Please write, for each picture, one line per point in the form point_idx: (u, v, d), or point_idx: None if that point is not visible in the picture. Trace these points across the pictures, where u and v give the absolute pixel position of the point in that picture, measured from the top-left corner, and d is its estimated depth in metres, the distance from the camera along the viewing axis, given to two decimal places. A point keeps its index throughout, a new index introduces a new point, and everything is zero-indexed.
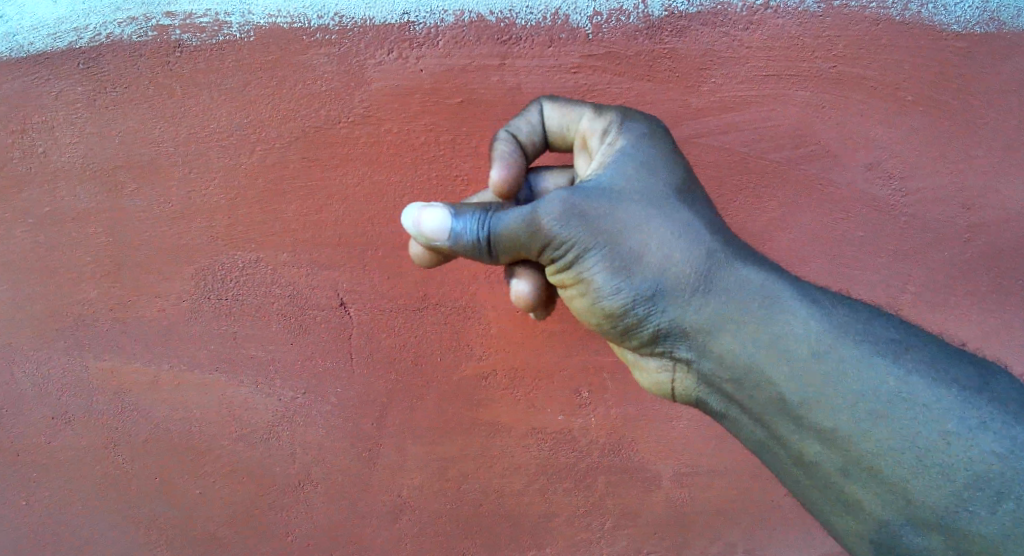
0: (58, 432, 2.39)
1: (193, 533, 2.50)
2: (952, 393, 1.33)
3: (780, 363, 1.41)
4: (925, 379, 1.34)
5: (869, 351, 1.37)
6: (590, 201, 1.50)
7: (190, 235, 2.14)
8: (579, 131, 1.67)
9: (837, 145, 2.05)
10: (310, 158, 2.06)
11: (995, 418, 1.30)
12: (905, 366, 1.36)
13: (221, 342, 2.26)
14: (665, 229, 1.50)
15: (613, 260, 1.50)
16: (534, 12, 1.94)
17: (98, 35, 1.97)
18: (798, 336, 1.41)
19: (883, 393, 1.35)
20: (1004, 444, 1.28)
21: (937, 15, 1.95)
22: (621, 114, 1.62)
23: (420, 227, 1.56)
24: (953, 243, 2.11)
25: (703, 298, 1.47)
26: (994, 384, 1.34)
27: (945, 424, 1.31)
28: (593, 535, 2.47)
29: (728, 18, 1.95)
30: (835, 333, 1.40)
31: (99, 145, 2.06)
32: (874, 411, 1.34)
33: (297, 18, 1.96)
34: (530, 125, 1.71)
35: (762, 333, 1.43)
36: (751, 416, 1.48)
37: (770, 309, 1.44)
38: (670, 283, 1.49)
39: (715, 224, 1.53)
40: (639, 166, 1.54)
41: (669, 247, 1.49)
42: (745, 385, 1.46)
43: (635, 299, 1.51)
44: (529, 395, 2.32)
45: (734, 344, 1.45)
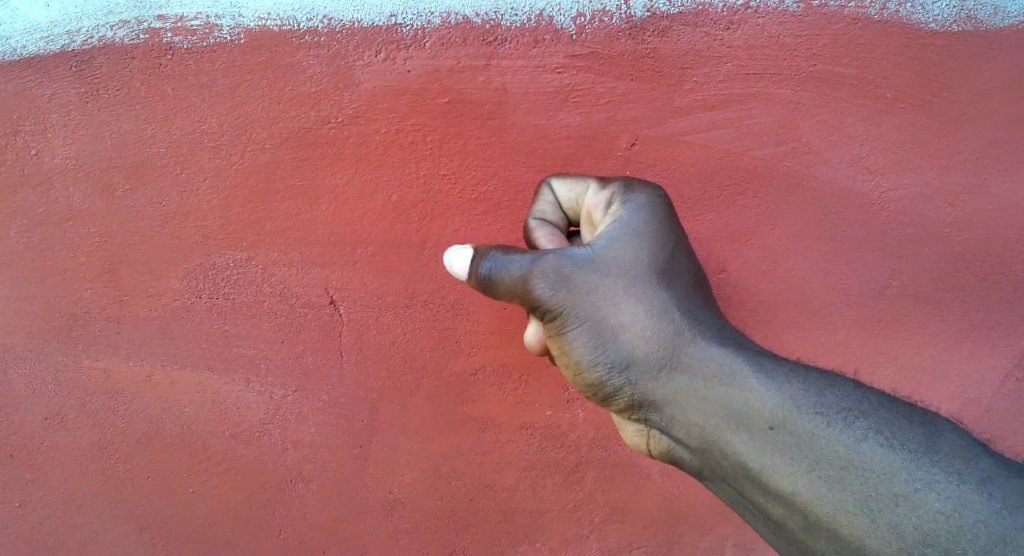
0: (53, 431, 2.42)
1: (188, 531, 2.53)
2: (898, 456, 1.32)
3: (739, 433, 1.43)
4: (874, 444, 1.34)
5: (822, 421, 1.38)
6: (579, 269, 1.54)
7: (183, 234, 2.18)
8: (585, 206, 1.68)
9: (819, 142, 2.09)
10: (300, 158, 2.09)
11: (941, 478, 1.29)
12: (856, 434, 1.36)
13: (213, 341, 2.29)
14: (640, 301, 1.53)
15: (590, 329, 1.53)
16: (519, 14, 1.98)
17: (91, 38, 2.00)
18: (756, 408, 1.42)
19: (835, 461, 1.35)
20: (949, 501, 1.27)
21: (915, 14, 2.00)
22: (623, 186, 1.63)
23: (452, 266, 1.59)
24: (935, 237, 2.15)
25: (672, 371, 1.50)
26: (942, 442, 1.33)
27: (895, 486, 1.30)
28: (584, 529, 2.51)
29: (708, 19, 1.99)
30: (789, 404, 1.41)
31: (93, 147, 2.09)
32: (827, 477, 1.35)
33: (286, 20, 1.99)
34: (550, 206, 1.72)
35: (724, 406, 1.45)
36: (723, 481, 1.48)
37: (730, 381, 1.46)
38: (643, 358, 1.52)
39: (688, 297, 1.56)
40: (631, 238, 1.56)
41: (642, 319, 1.52)
42: (712, 455, 1.47)
43: (611, 369, 1.54)
44: (518, 390, 2.35)
45: (701, 415, 1.47)
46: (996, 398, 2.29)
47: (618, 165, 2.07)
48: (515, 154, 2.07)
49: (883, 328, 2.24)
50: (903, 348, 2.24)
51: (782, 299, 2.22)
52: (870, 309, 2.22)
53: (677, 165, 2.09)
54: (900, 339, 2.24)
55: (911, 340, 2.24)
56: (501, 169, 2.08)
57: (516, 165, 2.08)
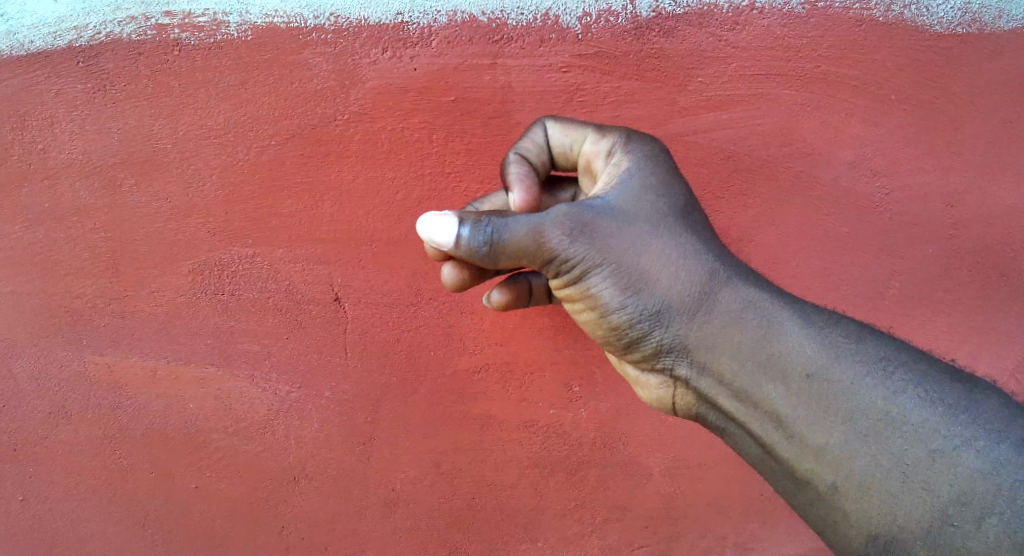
0: (56, 426, 2.43)
1: (190, 526, 2.54)
2: (938, 412, 1.39)
3: (775, 383, 1.49)
4: (912, 398, 1.41)
5: (863, 371, 1.44)
6: (600, 218, 1.57)
7: (188, 231, 2.18)
8: (583, 153, 1.76)
9: (822, 143, 2.09)
10: (305, 155, 2.10)
11: (979, 435, 1.36)
12: (896, 387, 1.42)
13: (217, 337, 2.30)
14: (671, 250, 1.57)
15: (620, 278, 1.57)
16: (526, 13, 1.98)
17: (98, 34, 2.00)
18: (794, 358, 1.48)
19: (874, 413, 1.41)
20: (987, 460, 1.34)
21: (920, 16, 2.00)
22: (625, 134, 1.70)
23: (433, 239, 1.60)
24: (936, 238, 2.16)
25: (705, 319, 1.55)
26: (981, 402, 1.39)
27: (933, 442, 1.37)
28: (585, 527, 2.52)
29: (714, 19, 1.99)
30: (828, 354, 1.46)
31: (99, 143, 2.10)
32: (863, 429, 1.41)
33: (293, 17, 1.99)
34: (537, 146, 1.79)
35: (760, 357, 1.51)
36: (749, 431, 1.54)
37: (765, 330, 1.51)
38: (673, 304, 1.57)
39: (719, 246, 1.61)
40: (645, 189, 1.61)
41: (673, 267, 1.57)
42: (743, 405, 1.53)
43: (640, 315, 1.59)
44: (521, 388, 2.35)
45: (733, 365, 1.53)
46: None
47: None
48: None
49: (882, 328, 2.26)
50: None
51: None
52: (870, 309, 2.24)
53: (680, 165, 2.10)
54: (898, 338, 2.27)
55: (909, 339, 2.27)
56: None
57: None
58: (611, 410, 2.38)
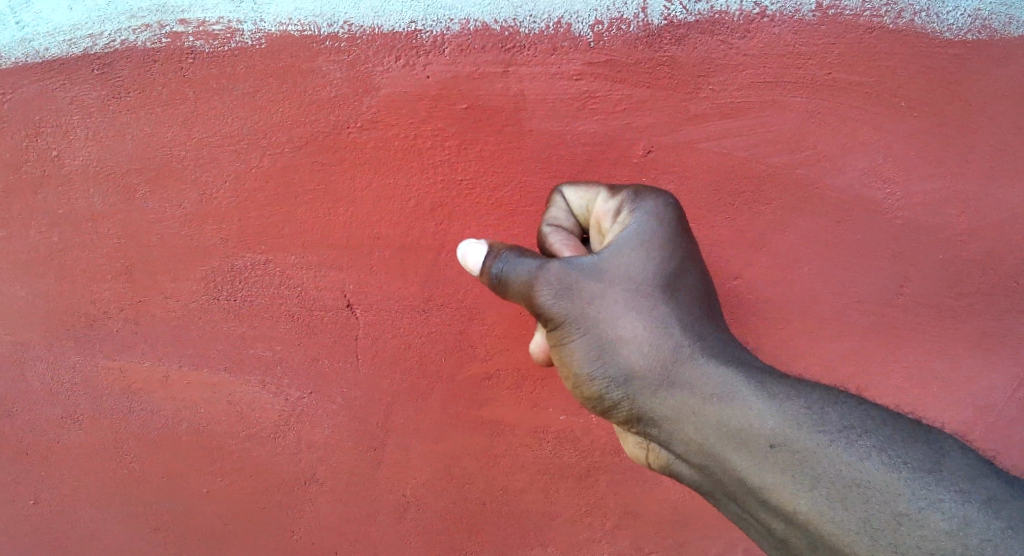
0: (69, 430, 2.44)
1: (201, 530, 2.55)
2: (900, 475, 1.31)
3: (740, 452, 1.42)
4: (877, 462, 1.33)
5: (824, 439, 1.37)
6: (582, 278, 1.55)
7: (201, 237, 2.20)
8: (595, 213, 1.69)
9: (833, 149, 2.10)
10: (319, 162, 2.11)
11: (944, 497, 1.28)
12: (858, 453, 1.35)
13: (229, 342, 2.32)
14: (642, 319, 1.53)
15: (594, 343, 1.55)
16: (538, 21, 1.99)
17: (113, 41, 2.02)
18: (755, 426, 1.42)
19: (837, 478, 1.34)
20: (954, 521, 1.26)
21: (931, 23, 2.00)
22: (633, 192, 1.63)
23: (463, 259, 1.64)
24: (946, 245, 2.16)
25: (672, 387, 1.50)
26: (946, 463, 1.31)
27: (898, 506, 1.29)
28: (595, 533, 2.52)
29: (725, 27, 2.00)
30: (791, 423, 1.40)
31: (114, 149, 2.12)
32: (830, 496, 1.34)
33: (307, 26, 2.01)
34: (564, 212, 1.73)
35: (723, 423, 1.44)
36: (723, 496, 1.47)
37: (729, 397, 1.46)
38: (641, 370, 1.52)
39: (691, 312, 1.56)
40: (634, 249, 1.56)
41: (642, 333, 1.53)
42: (711, 471, 1.46)
43: (610, 381, 1.54)
44: (533, 394, 2.37)
45: (698, 433, 1.47)
46: (1008, 406, 2.31)
47: (633, 172, 2.09)
48: (532, 161, 2.09)
49: (893, 334, 2.26)
50: (917, 357, 2.28)
51: (793, 306, 2.24)
52: (880, 315, 2.24)
53: (692, 172, 2.11)
54: (909, 345, 2.26)
55: (920, 346, 2.26)
56: (517, 174, 2.10)
57: (534, 171, 2.10)
58: None
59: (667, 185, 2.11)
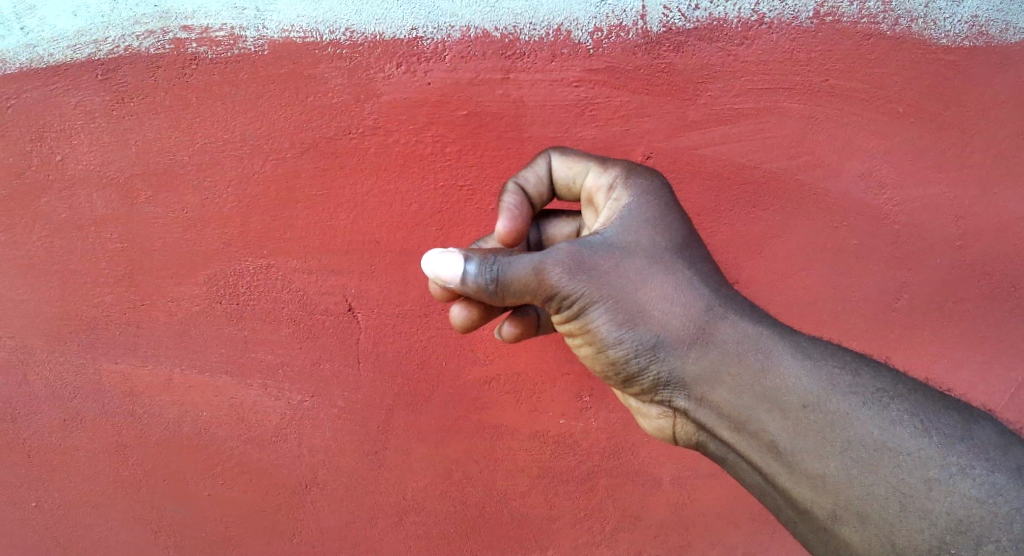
0: (72, 432, 2.46)
1: (203, 533, 2.57)
2: (932, 441, 1.37)
3: (771, 413, 1.48)
4: (908, 427, 1.39)
5: (857, 401, 1.43)
6: (600, 254, 1.59)
7: (203, 241, 2.21)
8: (585, 187, 1.77)
9: (831, 155, 2.11)
10: (321, 167, 2.13)
11: (975, 464, 1.34)
12: (890, 417, 1.41)
13: (231, 345, 2.33)
14: (668, 286, 1.58)
15: (619, 312, 1.58)
16: (538, 28, 2.00)
17: (117, 47, 2.02)
18: (787, 390, 1.47)
19: (868, 443, 1.40)
20: (984, 489, 1.32)
21: (927, 30, 2.01)
22: (626, 170, 1.71)
23: (437, 274, 1.60)
24: (943, 250, 2.18)
25: (700, 351, 1.56)
26: (978, 431, 1.37)
27: (928, 472, 1.35)
28: (595, 536, 2.54)
29: (724, 34, 2.01)
30: (824, 386, 1.46)
31: (117, 154, 2.14)
32: (859, 458, 1.40)
33: (309, 32, 2.01)
34: (537, 177, 1.82)
35: (755, 387, 1.50)
36: (748, 462, 1.52)
37: (758, 358, 1.52)
38: (668, 338, 1.57)
39: (711, 280, 1.61)
40: (644, 223, 1.63)
41: (669, 301, 1.58)
42: (740, 434, 1.52)
43: (637, 350, 1.59)
44: (533, 398, 2.38)
45: (729, 395, 1.53)
46: (1006, 410, 2.36)
47: None
48: None
49: (890, 339, 2.28)
50: (913, 361, 2.30)
51: (791, 311, 2.26)
52: (878, 320, 2.26)
53: (691, 177, 2.12)
54: (905, 349, 2.29)
55: (916, 350, 2.29)
56: None
57: None
58: (622, 420, 2.40)
59: None
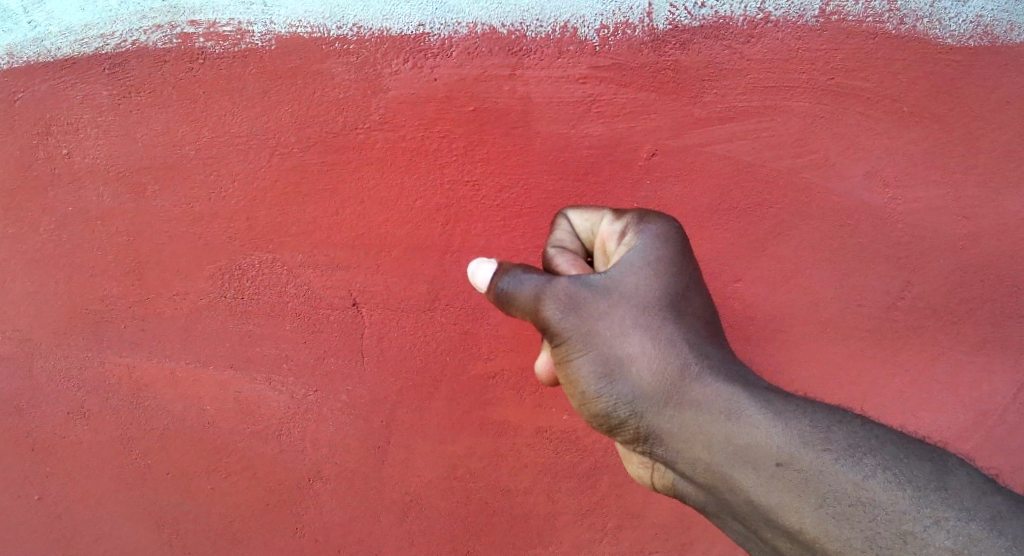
0: (77, 425, 2.47)
1: (205, 527, 2.57)
2: (906, 494, 1.33)
3: (748, 470, 1.43)
4: (882, 480, 1.35)
5: (831, 457, 1.38)
6: (587, 297, 1.55)
7: (209, 235, 2.22)
8: (599, 235, 1.69)
9: (835, 155, 2.11)
10: (327, 162, 2.14)
11: (948, 515, 1.30)
12: (864, 470, 1.36)
13: (236, 340, 2.34)
14: (649, 335, 1.53)
15: (600, 360, 1.54)
16: (544, 25, 2.01)
17: (125, 41, 2.04)
18: (763, 445, 1.42)
19: (842, 497, 1.36)
20: (959, 540, 1.28)
21: (932, 29, 2.02)
22: (636, 215, 1.64)
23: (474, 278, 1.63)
24: (947, 251, 2.18)
25: (676, 405, 1.50)
26: (952, 481, 1.33)
27: (904, 525, 1.31)
28: (596, 534, 2.54)
29: (729, 32, 2.02)
30: (799, 442, 1.41)
31: (124, 148, 2.14)
32: (836, 514, 1.35)
33: (317, 28, 2.03)
34: (568, 236, 1.72)
35: (730, 441, 1.45)
36: (729, 515, 1.49)
37: (735, 414, 1.46)
38: (647, 389, 1.52)
39: (695, 330, 1.56)
40: (645, 267, 1.57)
41: (649, 352, 1.52)
42: (719, 491, 1.47)
43: (617, 401, 1.54)
44: (537, 394, 2.39)
45: (704, 450, 1.47)
46: (1010, 413, 2.35)
47: (638, 174, 2.12)
48: (539, 163, 2.12)
49: (893, 339, 2.28)
50: (917, 362, 2.30)
51: (795, 309, 2.26)
52: (881, 320, 2.26)
53: (696, 175, 2.13)
54: (910, 350, 2.29)
55: (921, 351, 2.29)
56: (523, 177, 2.13)
57: (541, 173, 2.12)
58: None
59: (671, 188, 2.13)
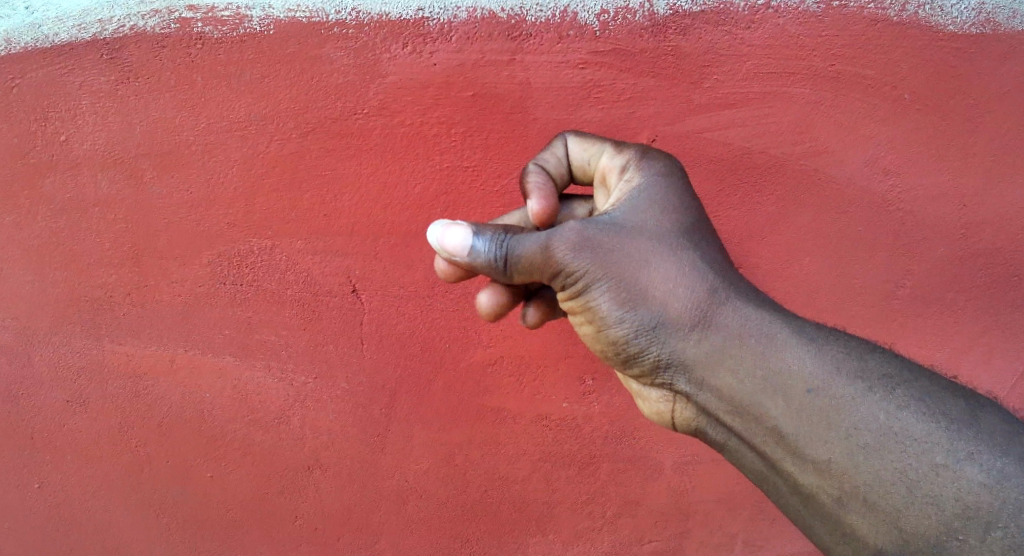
0: (76, 414, 2.46)
1: (206, 514, 2.58)
2: (938, 427, 1.36)
3: (775, 398, 1.46)
4: (915, 412, 1.37)
5: (864, 387, 1.41)
6: (608, 233, 1.58)
7: (208, 222, 2.22)
8: (600, 168, 1.76)
9: (835, 141, 2.11)
10: (325, 148, 2.13)
11: (983, 450, 1.32)
12: (896, 403, 1.39)
13: (235, 327, 2.34)
14: (674, 267, 1.56)
15: (622, 292, 1.57)
16: (545, 10, 2.00)
17: (123, 27, 2.02)
18: (792, 373, 1.46)
19: (874, 427, 1.38)
20: (991, 475, 1.31)
21: (933, 16, 2.00)
22: (642, 151, 1.70)
23: (442, 244, 1.63)
24: (947, 239, 2.18)
25: (702, 334, 1.54)
26: (984, 416, 1.36)
27: (937, 457, 1.34)
28: (595, 520, 2.57)
29: (730, 17, 2.00)
30: (828, 369, 1.44)
31: (122, 134, 2.13)
32: (866, 443, 1.38)
33: (315, 12, 2.01)
34: (556, 158, 1.80)
35: (759, 370, 1.48)
36: (750, 447, 1.52)
37: (763, 344, 1.49)
38: (671, 320, 1.56)
39: (720, 265, 1.59)
40: (659, 204, 1.61)
41: (674, 283, 1.56)
42: (743, 420, 1.50)
43: (639, 331, 1.58)
44: (536, 381, 2.38)
45: (732, 379, 1.51)
46: (1006, 401, 2.37)
47: None
48: (538, 149, 2.11)
49: (891, 327, 2.29)
50: (914, 351, 2.31)
51: (792, 298, 2.27)
52: (880, 308, 2.26)
53: (696, 161, 2.13)
54: (908, 339, 2.29)
55: (919, 340, 2.29)
56: (523, 163, 2.13)
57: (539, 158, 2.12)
58: (624, 405, 2.41)
59: None
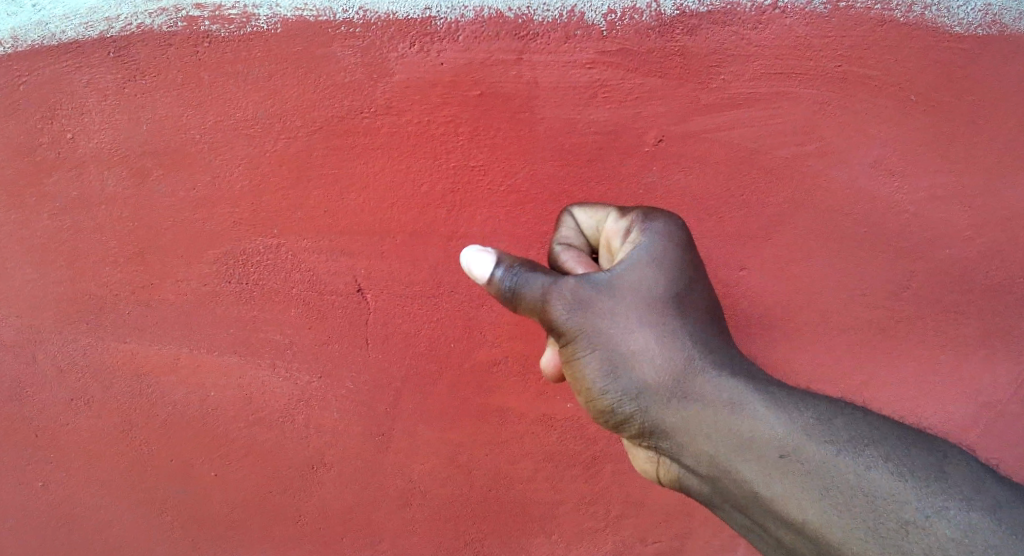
0: (80, 412, 2.47)
1: (209, 513, 2.59)
2: (908, 485, 1.34)
3: (751, 462, 1.44)
4: (883, 470, 1.36)
5: (834, 448, 1.40)
6: (597, 294, 1.56)
7: (213, 221, 2.22)
8: (604, 233, 1.71)
9: (840, 142, 2.11)
10: (332, 147, 2.13)
11: (951, 505, 1.31)
12: (865, 461, 1.38)
13: (240, 325, 2.34)
14: (655, 332, 1.55)
15: (608, 356, 1.55)
16: (551, 10, 2.01)
17: (130, 25, 2.02)
18: (768, 438, 1.43)
19: (845, 487, 1.36)
20: (959, 527, 1.29)
21: (941, 17, 2.01)
22: (643, 213, 1.65)
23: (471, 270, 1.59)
24: (951, 240, 2.18)
25: (685, 399, 1.52)
26: (953, 471, 1.34)
27: (905, 513, 1.32)
28: (598, 521, 2.56)
29: (736, 18, 2.01)
30: (803, 434, 1.42)
31: (128, 132, 2.13)
32: (837, 503, 1.36)
33: (323, 11, 2.02)
34: (573, 233, 1.75)
35: (736, 436, 1.46)
36: (734, 510, 1.49)
37: (743, 410, 1.47)
38: (654, 384, 1.53)
39: (700, 326, 1.57)
40: (649, 264, 1.58)
41: (656, 348, 1.54)
42: (725, 484, 1.48)
43: (625, 395, 1.55)
44: (540, 381, 2.38)
45: (711, 445, 1.48)
46: (1010, 404, 2.36)
47: (643, 161, 2.12)
48: (545, 149, 2.12)
49: (895, 329, 2.28)
50: (919, 353, 2.30)
51: (796, 299, 2.27)
52: (884, 309, 2.26)
53: (701, 161, 2.13)
54: (911, 341, 2.29)
55: (923, 342, 2.29)
56: (529, 163, 2.13)
57: (546, 158, 2.13)
58: None
59: (675, 174, 2.14)
